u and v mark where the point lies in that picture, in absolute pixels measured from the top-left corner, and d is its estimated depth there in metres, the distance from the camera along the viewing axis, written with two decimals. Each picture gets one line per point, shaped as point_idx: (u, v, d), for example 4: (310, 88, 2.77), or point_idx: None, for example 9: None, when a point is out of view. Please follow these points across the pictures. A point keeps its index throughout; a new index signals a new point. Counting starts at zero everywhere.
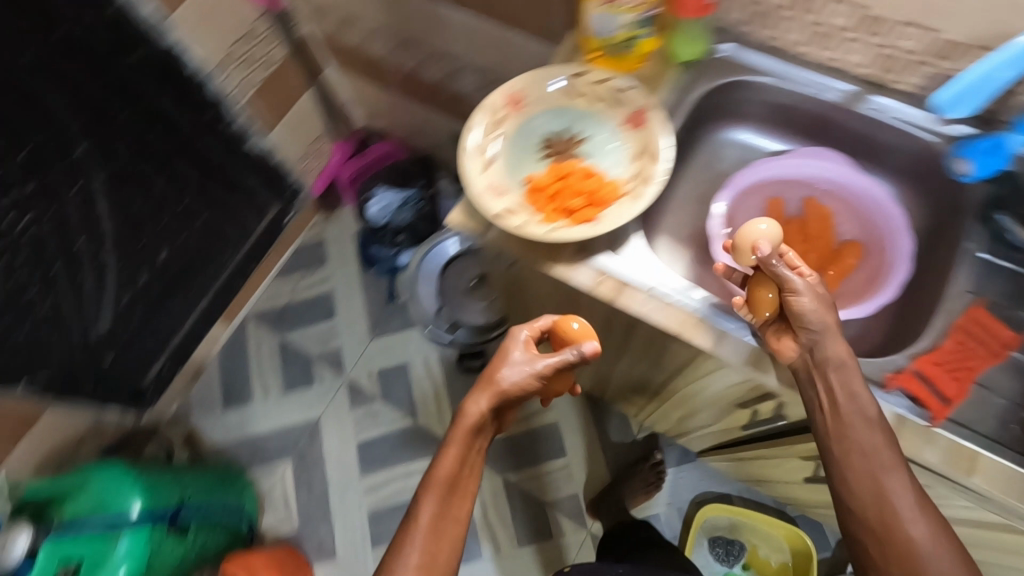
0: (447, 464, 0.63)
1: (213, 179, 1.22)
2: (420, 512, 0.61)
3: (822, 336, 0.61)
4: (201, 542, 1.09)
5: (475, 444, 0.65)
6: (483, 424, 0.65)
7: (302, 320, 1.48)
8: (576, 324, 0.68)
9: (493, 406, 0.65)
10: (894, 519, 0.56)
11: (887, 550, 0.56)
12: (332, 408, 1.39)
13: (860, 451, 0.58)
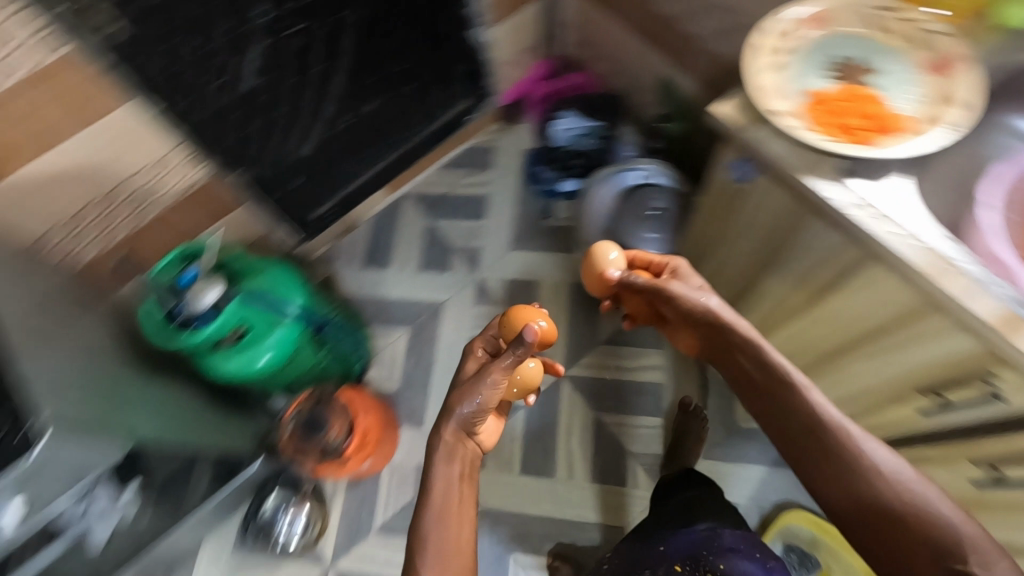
0: (444, 480, 0.70)
1: (434, 49, 1.28)
2: (424, 528, 0.67)
3: (721, 336, 0.86)
4: (322, 362, 1.21)
5: (470, 454, 0.73)
6: (470, 432, 0.73)
7: (454, 211, 1.56)
8: (542, 319, 0.89)
9: (471, 417, 0.73)
10: (866, 491, 0.70)
11: (873, 526, 0.69)
12: (458, 297, 1.48)
13: (815, 439, 0.75)
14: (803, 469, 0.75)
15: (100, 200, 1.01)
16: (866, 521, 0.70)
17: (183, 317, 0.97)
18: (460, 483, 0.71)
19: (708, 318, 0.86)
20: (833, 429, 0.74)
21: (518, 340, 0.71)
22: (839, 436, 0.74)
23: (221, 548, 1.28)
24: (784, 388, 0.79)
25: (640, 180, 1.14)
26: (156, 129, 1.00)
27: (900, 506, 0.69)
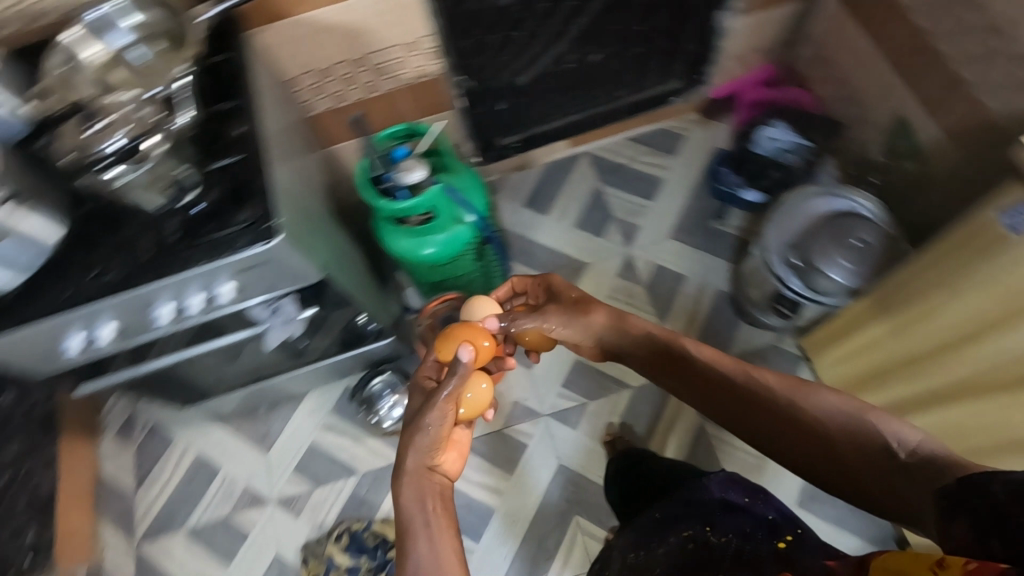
0: (421, 522, 0.64)
1: (675, 20, 1.29)
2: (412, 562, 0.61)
3: (625, 329, 0.84)
4: (472, 274, 1.27)
5: (436, 485, 0.69)
6: (427, 464, 0.69)
7: (624, 183, 1.56)
8: (485, 344, 0.83)
9: (427, 452, 0.70)
10: (807, 426, 0.67)
11: (844, 468, 0.64)
12: (602, 265, 1.46)
13: (749, 401, 0.72)
14: (756, 426, 0.71)
15: (351, 61, 1.11)
16: (835, 465, 0.65)
17: (387, 185, 1.05)
18: (435, 514, 0.65)
19: (602, 321, 0.85)
20: (762, 388, 0.71)
21: (454, 366, 0.74)
22: (762, 381, 0.71)
23: (324, 403, 1.41)
24: (688, 353, 0.78)
25: (856, 204, 1.12)
26: (422, 13, 1.07)
27: (826, 419, 0.66)
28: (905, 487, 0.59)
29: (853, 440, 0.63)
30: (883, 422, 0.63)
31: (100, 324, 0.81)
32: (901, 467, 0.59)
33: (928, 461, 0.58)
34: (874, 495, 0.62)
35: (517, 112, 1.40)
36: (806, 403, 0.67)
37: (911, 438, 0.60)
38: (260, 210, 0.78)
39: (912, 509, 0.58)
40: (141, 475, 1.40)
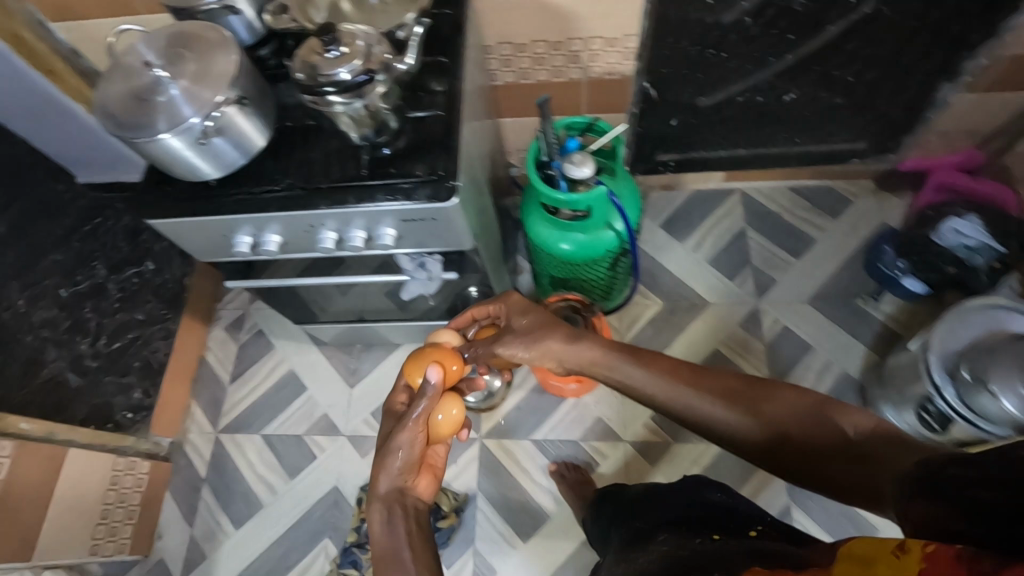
0: (399, 554, 0.68)
1: (888, 79, 1.19)
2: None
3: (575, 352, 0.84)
4: (599, 281, 1.24)
5: (413, 506, 0.73)
6: (400, 485, 0.73)
7: (772, 233, 1.47)
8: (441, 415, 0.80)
9: (400, 475, 0.74)
10: (762, 422, 0.69)
11: (796, 452, 0.68)
12: (726, 309, 1.39)
13: (725, 427, 0.72)
14: (706, 425, 0.74)
15: (550, 42, 1.09)
16: (787, 456, 0.68)
17: (553, 172, 1.04)
18: (416, 545, 0.69)
19: (563, 346, 0.85)
20: (718, 386, 0.73)
21: (422, 389, 0.78)
22: (711, 381, 0.74)
23: None
24: (648, 357, 0.80)
25: None
26: (638, 12, 1.03)
27: (783, 414, 0.68)
28: (854, 474, 0.63)
29: (811, 430, 0.67)
30: (838, 418, 0.66)
31: (271, 232, 0.85)
32: (858, 458, 0.63)
33: (878, 445, 0.62)
34: (824, 473, 0.66)
35: (686, 132, 1.35)
36: (762, 400, 0.70)
37: (861, 424, 0.64)
38: (445, 169, 0.79)
39: (859, 490, 0.62)
40: (236, 372, 1.49)
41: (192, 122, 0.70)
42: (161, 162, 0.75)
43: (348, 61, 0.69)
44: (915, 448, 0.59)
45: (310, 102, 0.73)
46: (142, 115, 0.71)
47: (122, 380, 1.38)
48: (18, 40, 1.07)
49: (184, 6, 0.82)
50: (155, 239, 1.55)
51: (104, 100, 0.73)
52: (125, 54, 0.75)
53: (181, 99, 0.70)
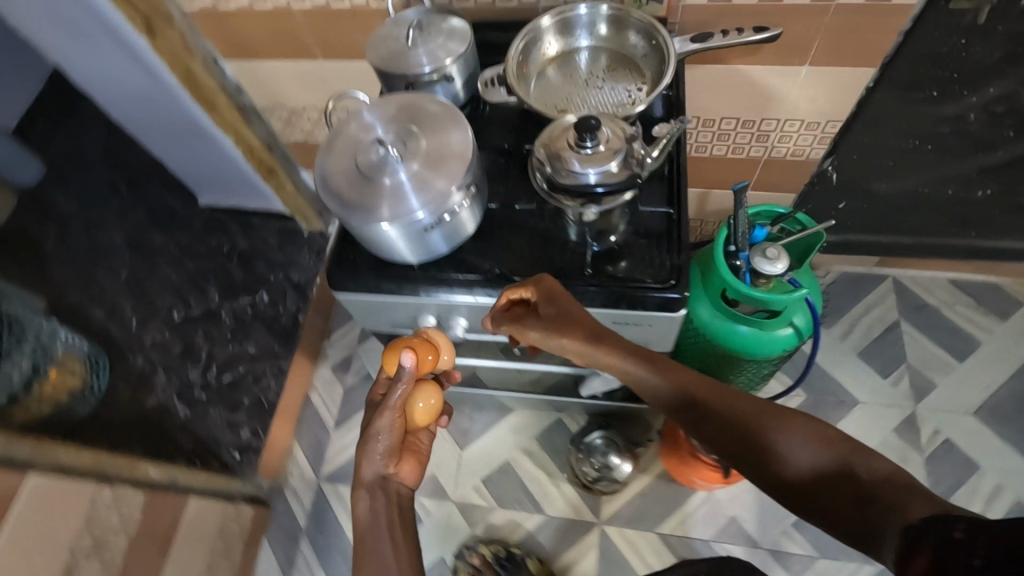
0: (375, 553, 0.65)
1: None
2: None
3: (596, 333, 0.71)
4: (754, 374, 1.14)
5: (395, 493, 0.71)
6: (384, 472, 0.70)
7: (929, 330, 1.35)
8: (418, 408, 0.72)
9: (383, 461, 0.70)
10: (760, 445, 0.61)
11: (793, 479, 0.59)
12: (878, 410, 1.27)
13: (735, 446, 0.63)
14: (706, 436, 0.66)
15: (741, 120, 1.01)
16: (781, 484, 0.60)
17: (739, 263, 0.96)
18: (384, 545, 0.66)
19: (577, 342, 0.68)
20: (725, 406, 0.64)
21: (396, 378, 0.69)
22: (708, 391, 0.66)
23: (528, 426, 1.36)
24: (658, 358, 0.69)
25: None
26: (851, 100, 0.94)
27: (790, 442, 0.60)
28: (857, 514, 0.54)
29: (818, 466, 0.58)
30: (850, 457, 0.57)
31: (459, 315, 0.79)
32: (862, 497, 0.54)
33: (890, 489, 0.53)
34: (816, 506, 0.57)
35: (853, 215, 1.24)
36: (768, 426, 0.62)
37: (878, 467, 0.55)
38: (675, 275, 0.70)
39: (856, 531, 0.53)
40: (340, 416, 1.43)
41: (420, 215, 0.65)
42: (369, 244, 0.70)
43: (604, 160, 0.62)
44: (937, 503, 0.49)
45: (548, 194, 0.67)
46: (365, 199, 0.66)
47: (232, 416, 1.36)
48: (191, 77, 1.06)
49: (396, 72, 0.77)
50: (270, 270, 1.52)
51: (324, 174, 0.68)
52: (348, 123, 0.71)
53: (410, 187, 0.65)
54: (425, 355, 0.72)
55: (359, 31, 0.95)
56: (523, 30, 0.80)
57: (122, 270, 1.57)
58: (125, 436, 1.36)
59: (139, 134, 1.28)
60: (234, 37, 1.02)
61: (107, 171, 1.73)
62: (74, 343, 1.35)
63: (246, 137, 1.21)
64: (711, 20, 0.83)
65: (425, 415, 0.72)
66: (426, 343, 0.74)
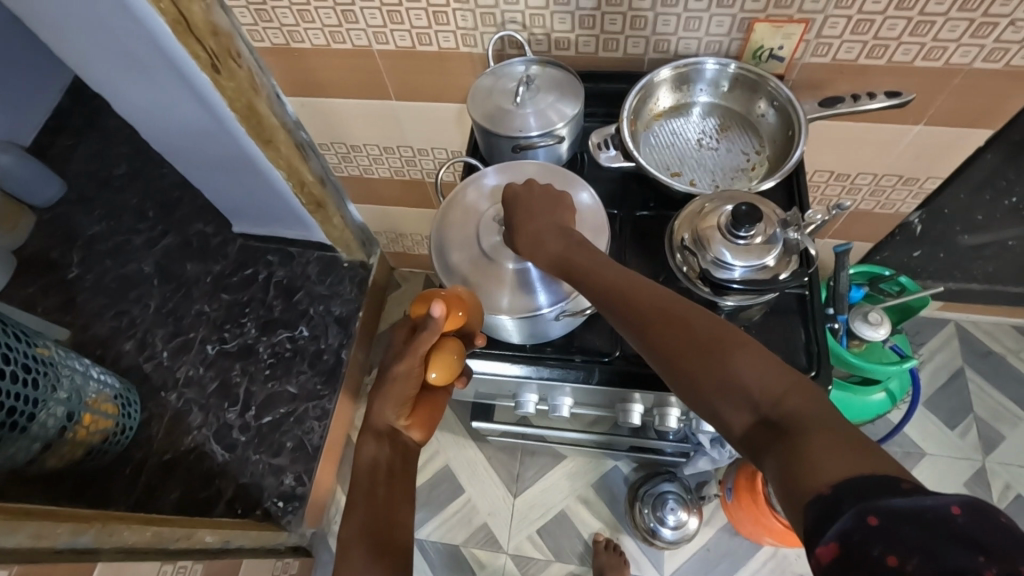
0: (365, 498, 0.58)
1: None
2: (351, 532, 0.56)
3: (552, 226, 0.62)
4: None
5: (398, 447, 0.60)
6: (391, 422, 0.60)
7: (995, 378, 1.32)
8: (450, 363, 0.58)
9: (394, 410, 0.59)
10: (657, 341, 0.49)
11: (687, 374, 0.47)
12: (948, 462, 1.24)
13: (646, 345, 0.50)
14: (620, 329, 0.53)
15: (836, 173, 0.96)
16: (673, 377, 0.48)
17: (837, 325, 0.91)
18: (375, 490, 0.58)
19: (527, 229, 0.61)
20: (635, 300, 0.52)
21: (423, 324, 0.57)
22: (615, 277, 0.55)
23: (584, 474, 1.31)
24: (586, 251, 0.58)
25: None
26: (957, 159, 0.89)
27: (688, 344, 0.47)
28: (759, 439, 0.42)
29: (713, 370, 0.45)
30: (747, 364, 0.44)
31: (565, 395, 0.73)
32: (764, 421, 0.42)
33: (797, 417, 0.40)
34: (710, 415, 0.46)
35: (927, 264, 1.21)
36: (667, 322, 0.49)
37: (781, 385, 0.42)
38: (815, 365, 0.65)
39: (757, 453, 0.42)
40: None
41: (544, 307, 0.61)
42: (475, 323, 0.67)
43: (760, 253, 0.58)
44: (844, 441, 0.36)
45: (687, 282, 0.62)
46: (485, 281, 0.63)
47: (274, 461, 1.30)
48: (253, 113, 0.97)
49: (503, 133, 0.71)
50: (310, 302, 1.46)
51: (444, 253, 0.65)
52: (466, 192, 0.69)
53: (537, 277, 0.62)
54: (457, 311, 0.59)
55: (443, 74, 0.89)
56: (636, 85, 0.75)
57: (153, 299, 1.50)
58: (163, 480, 1.29)
59: (182, 164, 1.21)
60: (300, 75, 0.95)
61: (134, 192, 1.65)
62: (106, 381, 1.27)
63: (300, 172, 1.12)
64: (829, 79, 0.78)
65: (445, 374, 0.59)
66: (466, 296, 0.60)
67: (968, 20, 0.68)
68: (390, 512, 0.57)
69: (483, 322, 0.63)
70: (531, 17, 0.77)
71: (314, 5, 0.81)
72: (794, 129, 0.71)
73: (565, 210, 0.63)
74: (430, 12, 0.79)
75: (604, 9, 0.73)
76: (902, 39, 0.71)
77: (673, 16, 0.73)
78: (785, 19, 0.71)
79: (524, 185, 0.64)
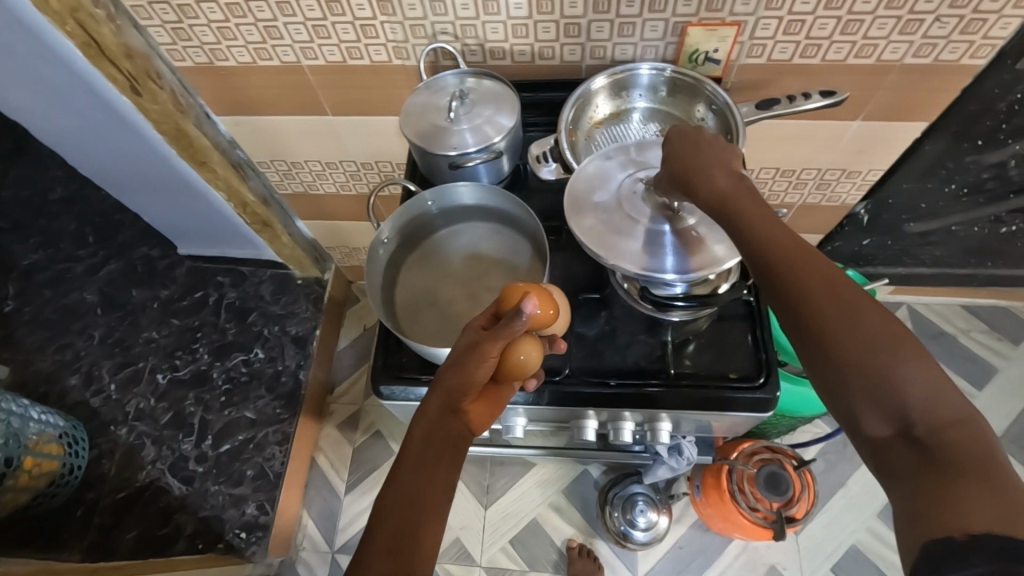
0: (412, 473, 0.47)
1: None
2: (383, 509, 0.45)
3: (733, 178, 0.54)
4: (788, 426, 1.08)
5: (451, 432, 0.50)
6: (451, 403, 0.50)
7: (947, 359, 1.35)
8: (522, 359, 0.53)
9: (462, 391, 0.50)
10: (813, 324, 0.44)
11: (834, 363, 0.43)
12: None
13: (798, 315, 0.45)
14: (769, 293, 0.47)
15: (782, 169, 0.96)
16: (820, 355, 0.43)
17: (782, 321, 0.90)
18: (419, 470, 0.47)
19: (702, 176, 0.54)
20: (799, 270, 0.46)
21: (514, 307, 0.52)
22: (776, 239, 0.48)
23: (554, 480, 1.30)
24: (746, 205, 0.50)
25: None
26: (896, 151, 0.90)
27: (855, 334, 0.42)
28: (897, 455, 0.40)
29: (872, 372, 0.41)
30: (911, 376, 0.40)
31: (518, 415, 0.72)
32: (909, 439, 0.40)
33: (951, 450, 0.38)
34: (841, 410, 0.43)
35: (878, 252, 1.23)
36: (835, 306, 0.43)
37: (947, 410, 0.39)
38: (763, 372, 0.65)
39: (887, 465, 0.40)
40: (351, 479, 1.34)
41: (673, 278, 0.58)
42: (407, 336, 0.64)
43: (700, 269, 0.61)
44: (1002, 492, 0.35)
45: (631, 298, 0.66)
46: (631, 245, 0.60)
47: (234, 491, 1.26)
48: (183, 135, 0.92)
49: (438, 151, 0.69)
50: (265, 323, 1.42)
51: (581, 212, 0.62)
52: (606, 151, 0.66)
53: (670, 242, 0.59)
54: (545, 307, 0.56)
55: (379, 89, 0.86)
56: (573, 95, 0.74)
57: (98, 330, 1.43)
58: (117, 520, 1.24)
59: (118, 187, 1.16)
60: (230, 93, 0.91)
61: (72, 217, 1.57)
62: (47, 421, 1.21)
63: (241, 193, 1.07)
64: (768, 80, 0.78)
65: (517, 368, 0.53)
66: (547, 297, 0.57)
67: (895, 18, 0.68)
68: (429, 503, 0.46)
69: (564, 325, 0.60)
70: (463, 28, 0.74)
71: (235, 22, 0.77)
72: (732, 133, 0.70)
73: (736, 158, 0.55)
74: (358, 26, 0.76)
75: (536, 17, 0.71)
76: (834, 38, 0.71)
77: (607, 23, 0.71)
78: (717, 22, 0.70)
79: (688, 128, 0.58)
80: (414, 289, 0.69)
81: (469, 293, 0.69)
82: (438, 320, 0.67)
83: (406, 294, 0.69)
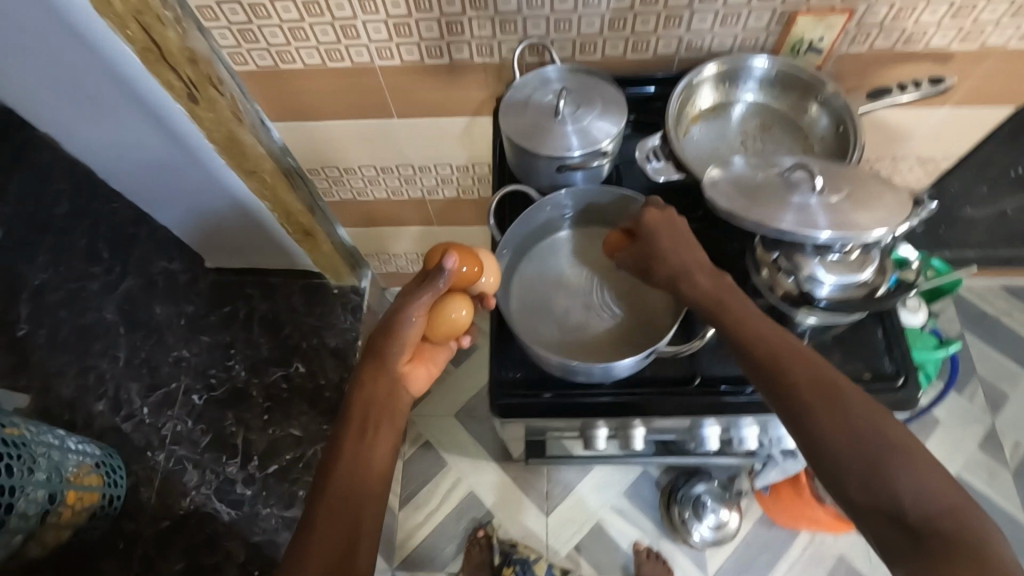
0: (358, 432, 0.57)
1: None
2: (334, 471, 0.54)
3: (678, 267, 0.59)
4: None
5: (391, 395, 0.60)
6: (392, 363, 0.61)
7: (992, 340, 1.36)
8: (459, 315, 0.63)
9: (400, 349, 0.61)
10: (812, 415, 0.48)
11: (832, 458, 0.46)
12: (960, 426, 1.28)
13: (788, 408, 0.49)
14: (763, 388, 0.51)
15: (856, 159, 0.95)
16: (815, 450, 0.47)
17: None
18: (360, 436, 0.57)
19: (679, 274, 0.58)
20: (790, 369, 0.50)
21: (433, 277, 0.60)
22: (769, 340, 0.52)
23: (614, 483, 1.28)
24: (730, 309, 0.55)
25: None
26: (975, 138, 0.89)
27: (848, 431, 0.46)
28: (895, 542, 0.43)
29: (867, 464, 0.45)
30: (905, 473, 0.44)
31: (637, 427, 0.69)
32: (907, 531, 0.42)
33: (941, 540, 0.41)
34: (841, 497, 0.46)
35: (929, 237, 1.23)
36: (830, 403, 0.48)
37: (936, 501, 0.43)
38: (901, 372, 0.63)
39: (885, 548, 0.43)
40: (404, 495, 1.29)
41: (821, 240, 0.55)
42: (537, 346, 0.63)
43: (856, 267, 0.57)
44: None
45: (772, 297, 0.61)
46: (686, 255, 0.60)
47: (287, 513, 1.21)
48: (235, 142, 0.87)
49: (541, 153, 0.65)
50: (303, 335, 1.36)
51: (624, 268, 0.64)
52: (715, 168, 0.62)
53: (819, 208, 0.56)
54: (467, 266, 0.62)
55: (452, 88, 0.82)
56: (679, 83, 0.71)
57: (122, 351, 1.36)
58: (163, 551, 1.18)
59: (153, 200, 1.10)
60: (286, 99, 0.85)
61: (84, 231, 1.49)
62: (85, 451, 1.14)
63: (287, 201, 1.02)
64: (864, 69, 0.76)
65: (451, 326, 0.64)
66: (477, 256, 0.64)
67: (1009, 2, 0.66)
68: (371, 460, 0.56)
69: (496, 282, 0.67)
70: (556, 22, 0.71)
71: (310, 22, 0.72)
72: (849, 125, 0.68)
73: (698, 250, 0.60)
74: (443, 22, 0.71)
75: (638, 9, 0.68)
76: (942, 24, 0.69)
77: (711, 13, 0.68)
78: (827, 10, 0.68)
79: (649, 226, 0.62)
80: (527, 297, 0.69)
81: (585, 304, 0.68)
82: (561, 331, 0.66)
83: (521, 300, 0.69)
